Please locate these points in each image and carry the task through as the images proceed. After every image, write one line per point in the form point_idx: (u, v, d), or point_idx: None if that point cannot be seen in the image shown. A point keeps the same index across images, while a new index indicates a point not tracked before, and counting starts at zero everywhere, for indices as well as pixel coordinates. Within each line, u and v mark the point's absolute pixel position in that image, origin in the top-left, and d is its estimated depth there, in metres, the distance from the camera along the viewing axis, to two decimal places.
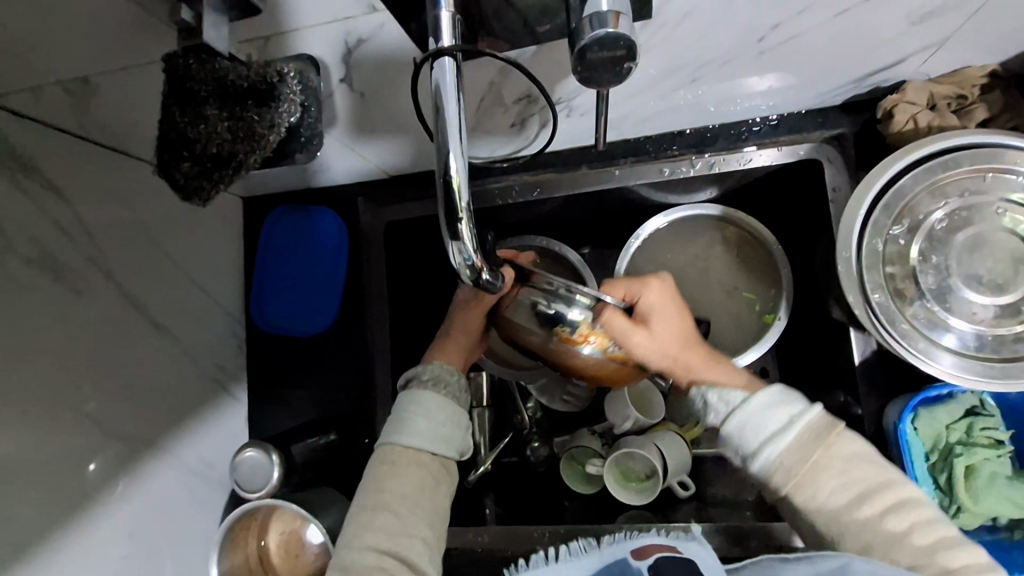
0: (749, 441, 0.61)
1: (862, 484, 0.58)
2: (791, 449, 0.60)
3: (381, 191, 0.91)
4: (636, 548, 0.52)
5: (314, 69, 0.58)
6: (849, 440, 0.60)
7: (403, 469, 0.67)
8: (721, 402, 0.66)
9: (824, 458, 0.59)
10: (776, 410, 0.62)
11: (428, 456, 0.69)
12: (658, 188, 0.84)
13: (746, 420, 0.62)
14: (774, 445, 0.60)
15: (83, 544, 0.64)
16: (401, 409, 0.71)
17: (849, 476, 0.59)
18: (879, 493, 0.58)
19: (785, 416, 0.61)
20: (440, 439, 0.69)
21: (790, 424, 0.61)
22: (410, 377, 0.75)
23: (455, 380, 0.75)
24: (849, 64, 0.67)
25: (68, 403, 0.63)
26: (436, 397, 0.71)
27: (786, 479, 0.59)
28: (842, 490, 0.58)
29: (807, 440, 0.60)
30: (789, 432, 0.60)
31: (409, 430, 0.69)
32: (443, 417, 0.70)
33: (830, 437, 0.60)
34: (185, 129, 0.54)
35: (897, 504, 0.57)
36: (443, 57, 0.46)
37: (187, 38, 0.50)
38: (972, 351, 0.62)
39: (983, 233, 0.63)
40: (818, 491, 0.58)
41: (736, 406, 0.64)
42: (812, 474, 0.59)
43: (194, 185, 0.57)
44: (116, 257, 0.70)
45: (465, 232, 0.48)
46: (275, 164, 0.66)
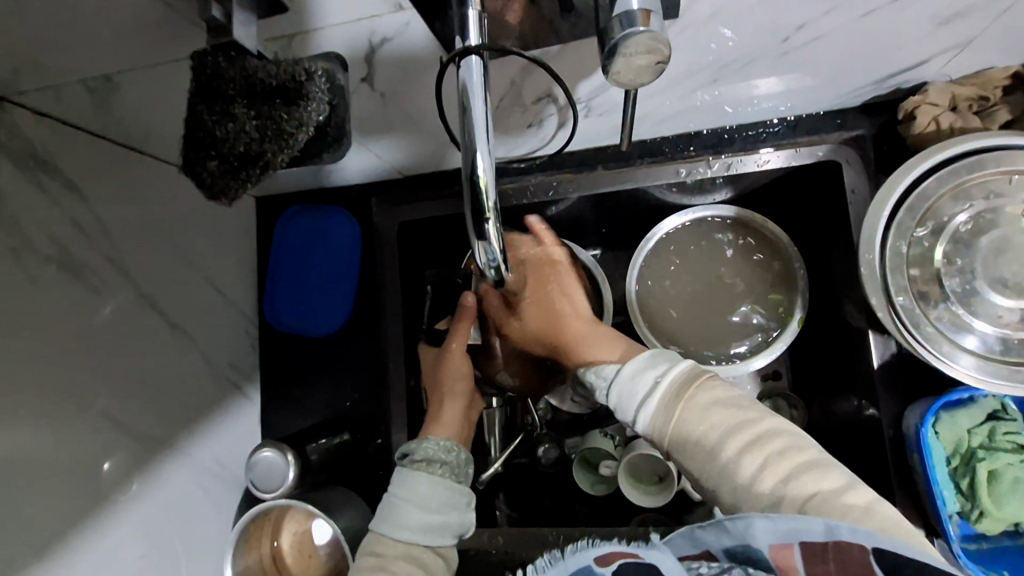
0: (626, 409, 0.65)
1: (732, 426, 0.58)
2: (659, 411, 0.62)
3: (394, 190, 0.91)
4: (599, 556, 0.51)
5: (341, 68, 0.57)
6: (712, 390, 0.62)
7: (390, 562, 0.68)
8: (599, 379, 0.72)
9: (684, 413, 0.61)
10: (643, 377, 0.65)
11: (419, 548, 0.70)
12: (674, 189, 0.83)
13: (620, 392, 0.66)
14: (644, 411, 0.63)
15: (100, 544, 0.64)
16: (394, 492, 0.73)
17: (707, 420, 0.59)
18: (756, 444, 0.57)
19: (649, 382, 0.65)
20: (434, 529, 0.71)
21: (653, 390, 0.64)
22: (405, 454, 0.77)
23: (452, 457, 0.76)
24: (872, 65, 0.66)
25: (85, 402, 0.63)
26: (430, 482, 0.73)
27: (659, 432, 0.62)
28: (708, 433, 0.59)
29: (672, 397, 0.63)
30: (652, 396, 0.63)
31: (400, 520, 0.70)
32: (437, 504, 0.72)
33: (690, 389, 0.62)
34: (213, 128, 0.53)
35: (776, 455, 0.55)
36: (470, 56, 0.46)
37: (216, 37, 0.49)
38: (995, 355, 0.61)
39: (1009, 236, 0.62)
40: (688, 441, 0.60)
41: (613, 378, 0.69)
42: (676, 429, 0.61)
43: (222, 183, 0.56)
44: (132, 256, 0.69)
45: (492, 232, 0.48)
46: (301, 164, 0.63)
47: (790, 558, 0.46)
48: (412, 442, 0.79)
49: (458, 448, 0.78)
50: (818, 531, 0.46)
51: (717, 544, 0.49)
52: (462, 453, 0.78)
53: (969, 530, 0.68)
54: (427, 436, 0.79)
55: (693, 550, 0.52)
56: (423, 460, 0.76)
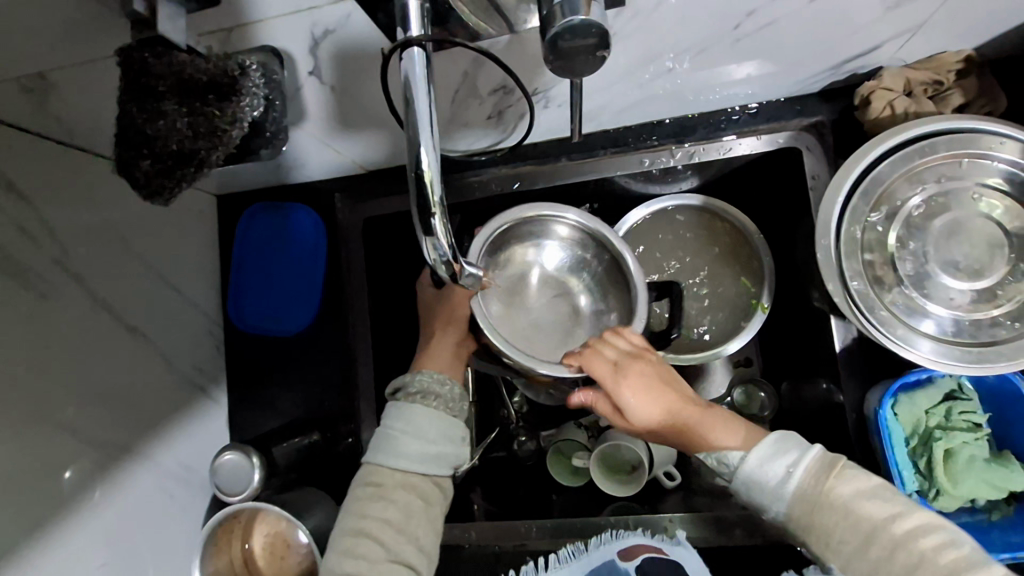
0: (757, 496, 0.60)
1: (877, 527, 0.56)
2: (796, 497, 0.58)
3: (358, 186, 0.89)
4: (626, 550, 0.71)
5: (277, 61, 0.57)
6: (852, 481, 0.58)
7: (388, 491, 0.65)
8: (721, 464, 0.63)
9: (827, 502, 0.57)
10: (773, 462, 0.59)
11: (419, 477, 0.67)
12: (638, 179, 0.83)
13: (750, 480, 0.60)
14: (778, 501, 0.59)
15: (59, 555, 0.62)
16: (389, 422, 0.68)
17: (853, 518, 0.56)
18: (908, 539, 0.55)
19: (780, 469, 0.59)
20: (431, 458, 0.67)
21: (788, 475, 0.59)
22: (398, 387, 0.71)
23: (447, 390, 0.70)
24: (824, 52, 0.67)
25: (40, 411, 0.61)
26: (424, 415, 0.68)
27: (795, 523, 0.58)
28: (858, 529, 0.56)
29: (809, 487, 0.58)
30: (788, 482, 0.59)
31: (397, 450, 0.66)
32: (434, 434, 0.67)
33: (830, 481, 0.58)
34: (143, 126, 0.52)
35: (912, 531, 0.55)
36: (411, 48, 0.45)
37: (140, 30, 0.48)
38: (950, 336, 0.62)
39: (960, 218, 0.63)
40: (836, 538, 0.57)
41: (737, 465, 0.61)
42: (822, 523, 0.57)
43: (156, 184, 0.55)
44: (84, 259, 0.68)
45: (439, 227, 0.46)
46: (238, 160, 0.63)
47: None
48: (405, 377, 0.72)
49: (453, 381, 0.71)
50: None
51: None
52: (456, 387, 0.72)
53: None
54: (421, 368, 0.72)
55: None
56: (419, 393, 0.70)
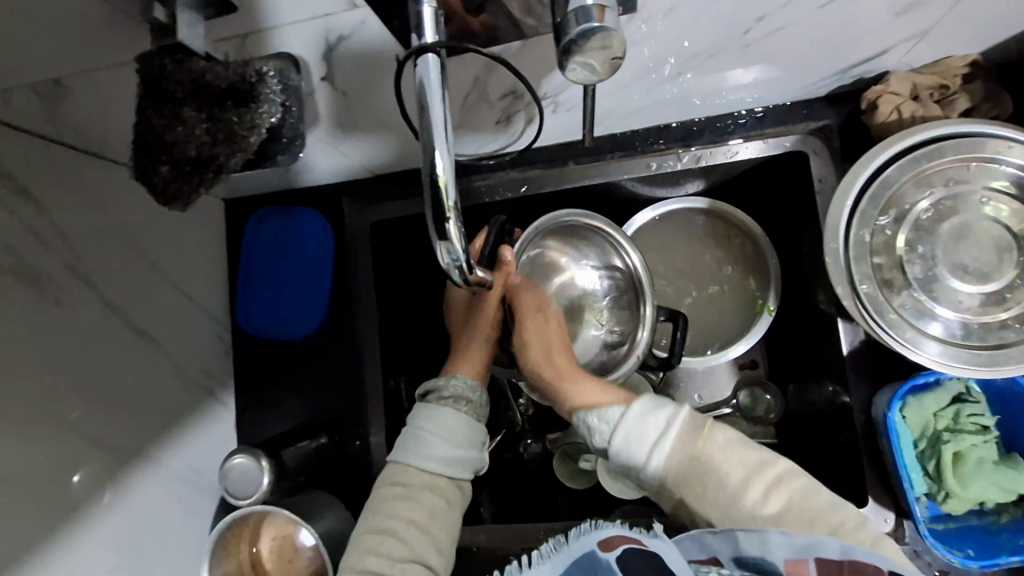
0: (635, 453, 0.60)
1: (764, 471, 0.58)
2: (675, 449, 0.59)
3: (366, 191, 0.90)
4: (602, 540, 0.52)
5: (294, 68, 0.57)
6: (721, 432, 0.60)
7: (416, 492, 0.65)
8: (603, 422, 0.64)
9: (704, 453, 0.59)
10: (652, 416, 0.61)
11: (445, 481, 0.67)
12: (646, 183, 0.83)
13: (626, 433, 0.61)
14: (660, 452, 0.59)
15: (70, 558, 0.63)
16: (419, 423, 0.68)
17: (728, 464, 0.58)
18: (775, 484, 0.58)
19: (661, 421, 0.61)
20: (458, 462, 0.67)
21: (666, 428, 0.60)
22: (431, 389, 0.72)
23: (478, 396, 0.71)
24: (832, 57, 0.67)
25: (50, 413, 0.61)
26: (457, 417, 0.68)
27: (672, 479, 0.59)
28: (726, 485, 0.58)
29: (685, 436, 0.60)
30: (667, 434, 0.60)
31: (426, 451, 0.66)
32: (462, 438, 0.68)
33: (701, 434, 0.60)
34: (163, 131, 0.55)
35: (776, 481, 0.58)
36: (426, 54, 0.45)
37: (161, 38, 0.51)
38: (958, 339, 0.62)
39: (968, 222, 0.63)
40: (711, 492, 0.58)
41: (616, 421, 0.62)
42: (699, 473, 0.58)
43: (174, 187, 0.58)
44: (94, 262, 0.68)
45: (453, 231, 0.47)
46: (257, 166, 0.65)
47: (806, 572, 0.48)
48: (437, 378, 0.73)
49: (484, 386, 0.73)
50: (833, 549, 0.49)
51: (726, 552, 0.51)
52: (485, 396, 0.73)
53: (936, 510, 0.69)
54: (454, 373, 0.73)
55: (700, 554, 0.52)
56: (450, 397, 0.71)
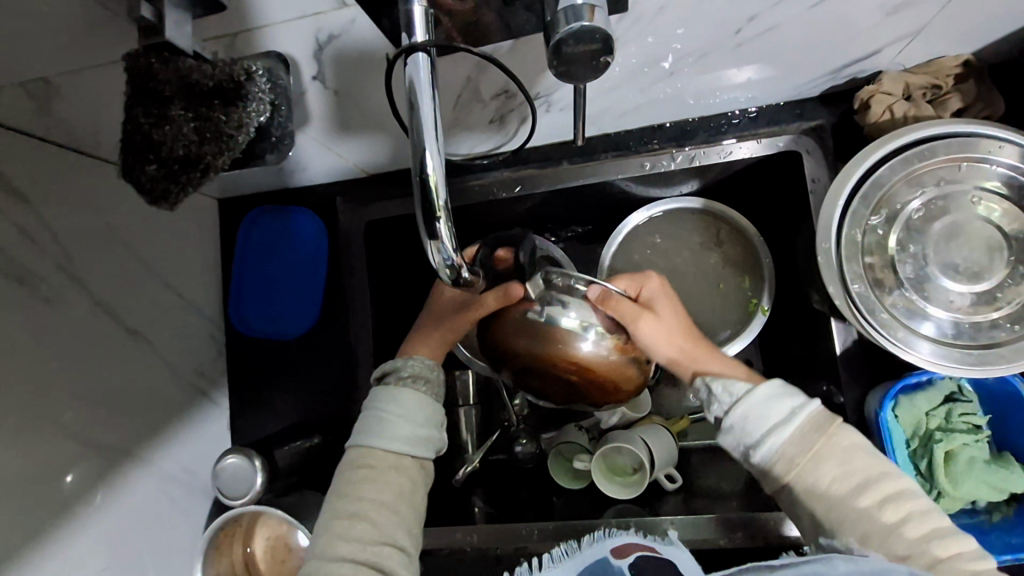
0: (749, 432, 0.60)
1: (876, 478, 0.57)
2: (794, 439, 0.59)
3: (360, 191, 0.90)
4: (615, 548, 0.57)
5: (284, 67, 0.58)
6: (848, 434, 0.60)
7: (383, 475, 0.65)
8: (726, 393, 0.64)
9: (825, 448, 0.59)
10: (778, 402, 0.61)
11: (409, 460, 0.66)
12: (640, 182, 0.83)
13: (749, 411, 0.61)
14: (777, 437, 0.59)
15: (61, 560, 0.62)
16: (379, 405, 0.68)
17: (850, 466, 0.58)
18: (894, 500, 0.56)
19: (786, 409, 0.60)
20: (420, 440, 0.67)
21: (793, 415, 0.60)
22: (388, 371, 0.71)
23: (436, 375, 0.71)
24: (823, 56, 0.67)
25: (40, 413, 0.61)
26: (415, 397, 0.68)
27: (783, 466, 0.59)
28: (842, 480, 0.57)
29: (808, 432, 0.59)
30: (791, 422, 0.60)
31: (389, 432, 0.66)
32: (423, 417, 0.68)
33: (831, 427, 0.59)
34: (150, 131, 0.52)
35: (895, 495, 0.56)
36: (416, 53, 0.46)
37: (148, 37, 0.48)
38: (949, 338, 0.63)
39: (959, 222, 0.63)
40: (823, 483, 0.58)
41: (741, 397, 0.63)
42: (813, 463, 0.58)
43: (161, 188, 0.55)
44: (86, 262, 0.68)
45: (444, 231, 0.47)
46: (243, 165, 0.62)
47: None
48: (395, 360, 0.72)
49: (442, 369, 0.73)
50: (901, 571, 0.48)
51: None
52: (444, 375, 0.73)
53: None
54: (412, 354, 0.73)
55: None
56: (409, 376, 0.70)
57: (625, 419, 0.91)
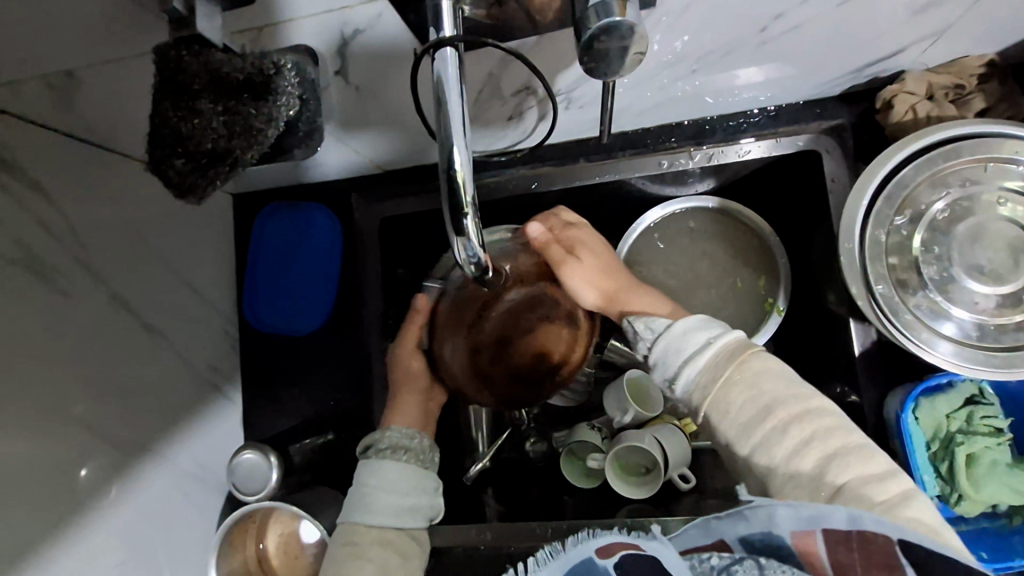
0: (671, 363, 0.62)
1: (777, 402, 0.56)
2: (704, 371, 0.60)
3: (376, 186, 0.89)
4: (600, 546, 0.50)
5: (311, 62, 0.57)
6: (763, 361, 0.59)
7: (365, 550, 0.68)
8: (647, 328, 0.68)
9: (737, 377, 0.58)
10: (696, 334, 0.62)
11: (393, 532, 0.70)
12: (657, 180, 0.83)
13: (668, 345, 0.63)
14: (691, 367, 0.60)
15: (77, 555, 0.62)
16: (361, 480, 0.72)
17: (759, 390, 0.57)
18: (799, 423, 0.55)
19: (701, 340, 0.61)
20: (404, 511, 0.70)
21: (706, 345, 0.61)
22: (370, 445, 0.76)
23: (415, 442, 0.76)
24: (847, 55, 0.67)
25: (57, 407, 0.61)
26: (396, 468, 0.72)
27: (699, 394, 0.60)
28: (746, 407, 0.57)
29: (721, 360, 0.60)
30: (705, 350, 0.60)
31: (371, 508, 0.70)
32: (405, 488, 0.72)
33: (743, 356, 0.59)
34: (178, 125, 0.51)
35: (799, 418, 0.55)
36: (444, 48, 0.45)
37: (178, 30, 0.49)
38: (973, 340, 0.62)
39: (983, 223, 0.63)
40: (730, 406, 0.58)
41: (661, 331, 0.65)
42: (722, 392, 0.58)
43: (188, 182, 0.53)
44: (103, 256, 0.67)
45: (471, 228, 0.46)
46: (271, 160, 0.63)
47: (813, 543, 0.46)
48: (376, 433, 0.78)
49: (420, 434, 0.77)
50: (840, 520, 0.46)
51: (732, 533, 0.48)
52: (426, 439, 0.78)
53: (948, 513, 0.69)
54: (390, 425, 0.78)
55: (706, 540, 0.49)
56: (389, 448, 0.75)
57: (637, 419, 0.89)
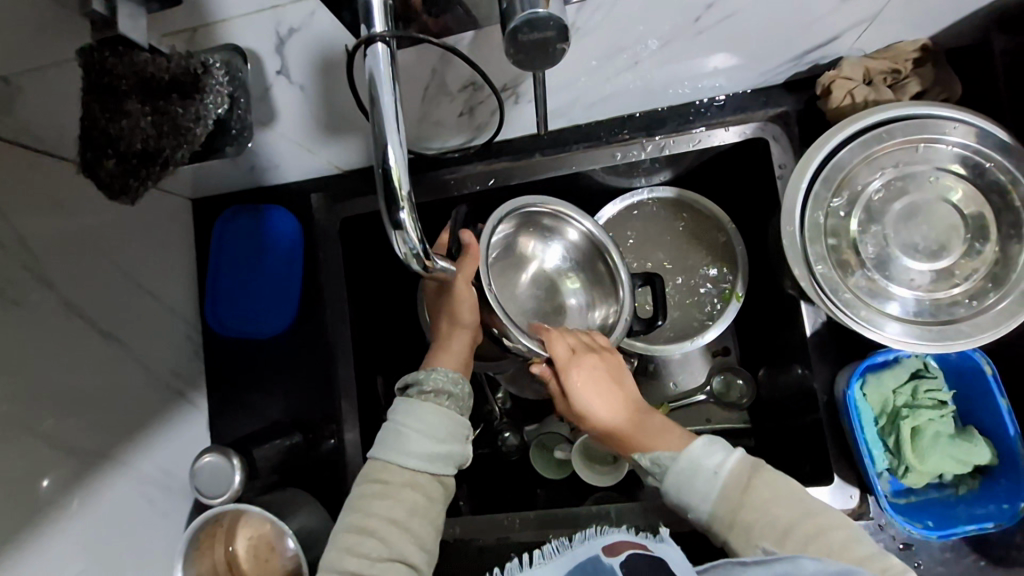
0: (689, 494, 0.62)
1: (812, 523, 0.59)
2: (721, 498, 0.61)
3: (335, 188, 0.90)
4: (608, 547, 0.58)
5: (241, 59, 0.59)
6: (771, 475, 0.62)
7: (396, 491, 0.64)
8: (654, 465, 0.65)
9: (750, 501, 0.61)
10: (699, 466, 0.63)
11: (425, 478, 0.66)
12: (612, 173, 0.84)
13: (679, 476, 0.63)
14: (706, 498, 0.61)
15: (37, 565, 0.62)
16: (399, 419, 0.67)
17: (780, 513, 0.60)
18: (831, 537, 0.59)
19: (708, 469, 0.62)
20: (441, 458, 0.66)
21: (718, 471, 0.62)
22: (410, 383, 0.70)
23: (459, 390, 0.71)
24: (783, 44, 0.69)
25: (12, 418, 0.60)
26: (437, 412, 0.67)
27: (721, 522, 0.61)
28: (773, 530, 0.59)
29: (733, 485, 0.61)
30: (718, 479, 0.62)
31: (407, 447, 0.65)
32: (443, 433, 0.67)
33: (751, 480, 0.61)
34: (106, 126, 0.53)
35: (820, 534, 0.59)
36: (375, 44, 0.46)
37: (100, 31, 0.49)
38: (913, 317, 0.64)
39: (918, 202, 0.65)
40: (754, 528, 0.60)
41: (670, 463, 0.64)
42: (744, 522, 0.60)
43: (121, 183, 0.55)
44: (56, 265, 0.67)
45: (408, 222, 0.47)
46: (204, 158, 0.64)
47: None
48: (418, 372, 0.71)
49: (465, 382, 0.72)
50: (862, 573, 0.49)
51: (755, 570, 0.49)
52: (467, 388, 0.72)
53: (898, 485, 0.71)
54: (434, 367, 0.72)
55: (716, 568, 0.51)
56: (431, 391, 0.69)
57: None
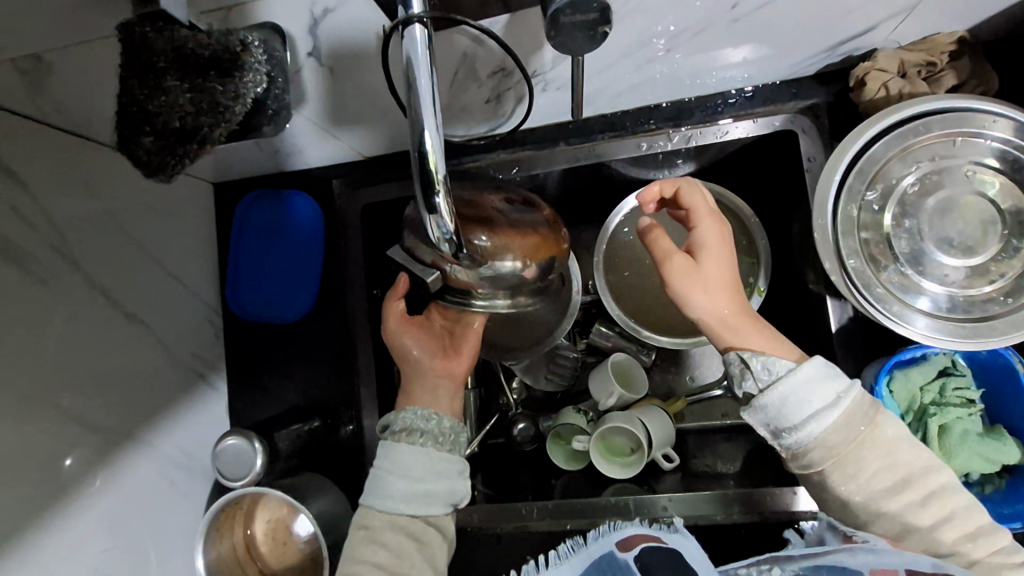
0: (789, 415, 0.59)
1: (913, 476, 0.58)
2: (840, 425, 0.58)
3: (357, 174, 0.89)
4: (620, 542, 0.59)
5: (278, 38, 0.61)
6: (895, 423, 0.59)
7: (379, 534, 0.65)
8: (764, 370, 0.61)
9: (871, 437, 0.58)
10: (823, 387, 0.59)
11: (407, 518, 0.66)
12: (638, 164, 0.83)
13: (789, 394, 0.59)
14: (816, 423, 0.58)
15: (63, 540, 0.63)
16: (377, 462, 0.68)
17: (893, 459, 0.58)
18: (932, 499, 0.58)
19: (831, 393, 0.58)
20: (420, 497, 0.66)
21: (837, 401, 0.58)
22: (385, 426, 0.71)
23: (433, 425, 0.69)
24: (818, 34, 0.68)
25: (39, 395, 0.61)
26: (411, 452, 0.67)
27: (823, 452, 0.58)
28: (886, 472, 0.58)
29: (855, 419, 0.58)
30: (835, 407, 0.58)
31: (385, 490, 0.66)
32: (421, 472, 0.66)
33: (877, 414, 0.59)
34: (145, 102, 0.60)
35: (933, 495, 0.58)
36: (413, 26, 0.45)
37: (143, 6, 0.54)
38: (944, 312, 0.63)
39: (954, 196, 0.64)
40: (859, 471, 0.58)
41: (783, 375, 0.60)
42: (856, 454, 0.58)
43: (160, 159, 0.65)
44: (82, 246, 0.67)
45: (442, 206, 0.47)
46: (240, 138, 0.66)
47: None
48: (393, 412, 0.72)
49: (438, 415, 0.70)
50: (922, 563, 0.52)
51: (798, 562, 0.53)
52: (447, 420, 0.71)
53: None
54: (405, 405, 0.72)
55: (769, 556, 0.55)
56: (403, 430, 0.70)
57: (623, 400, 0.90)
